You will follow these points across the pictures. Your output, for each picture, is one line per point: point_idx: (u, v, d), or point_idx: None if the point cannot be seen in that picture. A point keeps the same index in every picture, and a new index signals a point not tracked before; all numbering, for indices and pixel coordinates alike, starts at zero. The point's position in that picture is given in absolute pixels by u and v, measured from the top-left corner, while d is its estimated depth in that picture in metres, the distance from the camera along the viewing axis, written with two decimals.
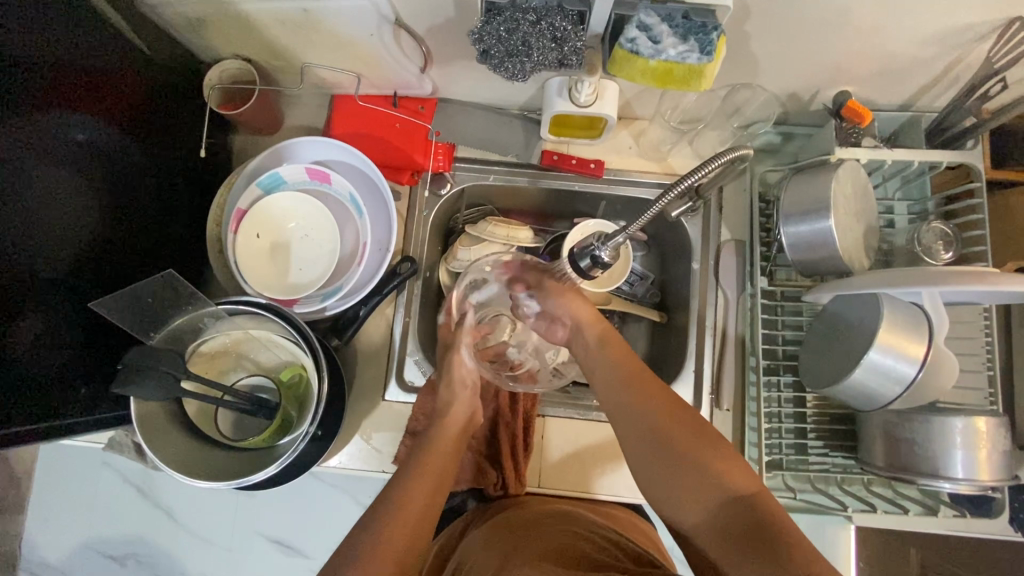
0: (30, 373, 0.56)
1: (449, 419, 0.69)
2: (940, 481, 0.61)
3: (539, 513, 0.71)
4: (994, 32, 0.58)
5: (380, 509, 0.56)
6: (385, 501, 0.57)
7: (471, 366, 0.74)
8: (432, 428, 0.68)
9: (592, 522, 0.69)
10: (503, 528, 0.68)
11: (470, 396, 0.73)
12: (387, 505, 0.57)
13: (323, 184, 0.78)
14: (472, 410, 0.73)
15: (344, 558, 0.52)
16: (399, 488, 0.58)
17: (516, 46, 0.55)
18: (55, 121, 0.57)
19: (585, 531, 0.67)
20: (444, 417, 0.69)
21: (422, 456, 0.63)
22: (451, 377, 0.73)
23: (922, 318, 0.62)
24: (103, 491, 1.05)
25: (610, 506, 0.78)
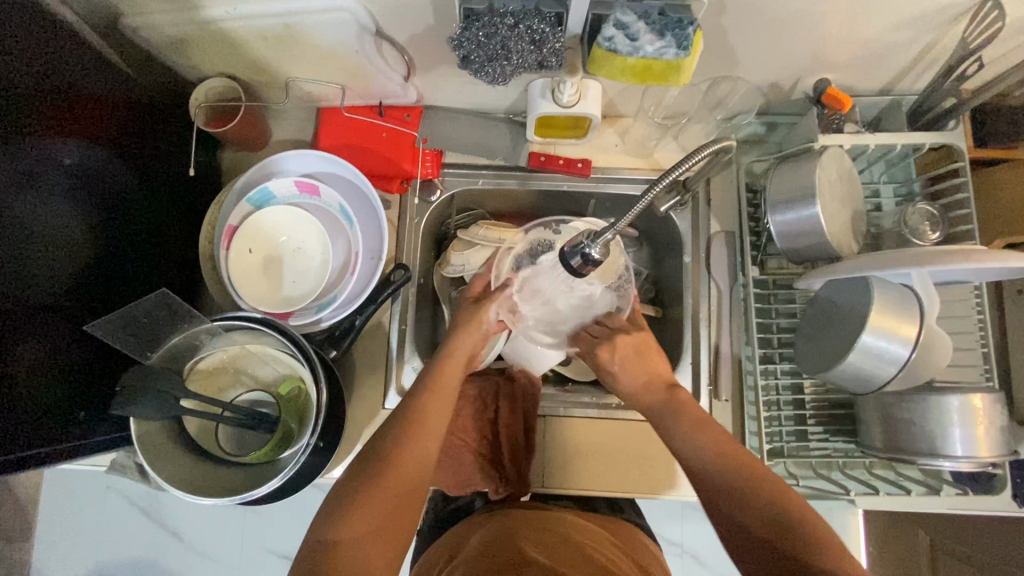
0: (27, 398, 0.55)
1: (452, 357, 0.71)
2: (940, 460, 0.61)
3: (534, 519, 0.70)
4: (967, 13, 0.59)
5: (369, 458, 0.58)
6: (372, 456, 0.58)
7: (494, 321, 0.77)
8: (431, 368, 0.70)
9: (573, 523, 0.72)
10: (500, 531, 0.68)
11: (478, 339, 0.75)
12: (374, 461, 0.58)
13: (312, 197, 0.77)
14: (479, 349, 0.76)
15: None
16: (390, 437, 0.60)
17: (495, 50, 0.56)
18: (45, 149, 0.57)
19: (582, 539, 0.67)
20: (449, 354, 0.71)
21: (413, 405, 0.64)
22: (467, 316, 0.76)
23: (912, 298, 0.63)
24: (109, 516, 1.07)
25: (609, 518, 0.77)
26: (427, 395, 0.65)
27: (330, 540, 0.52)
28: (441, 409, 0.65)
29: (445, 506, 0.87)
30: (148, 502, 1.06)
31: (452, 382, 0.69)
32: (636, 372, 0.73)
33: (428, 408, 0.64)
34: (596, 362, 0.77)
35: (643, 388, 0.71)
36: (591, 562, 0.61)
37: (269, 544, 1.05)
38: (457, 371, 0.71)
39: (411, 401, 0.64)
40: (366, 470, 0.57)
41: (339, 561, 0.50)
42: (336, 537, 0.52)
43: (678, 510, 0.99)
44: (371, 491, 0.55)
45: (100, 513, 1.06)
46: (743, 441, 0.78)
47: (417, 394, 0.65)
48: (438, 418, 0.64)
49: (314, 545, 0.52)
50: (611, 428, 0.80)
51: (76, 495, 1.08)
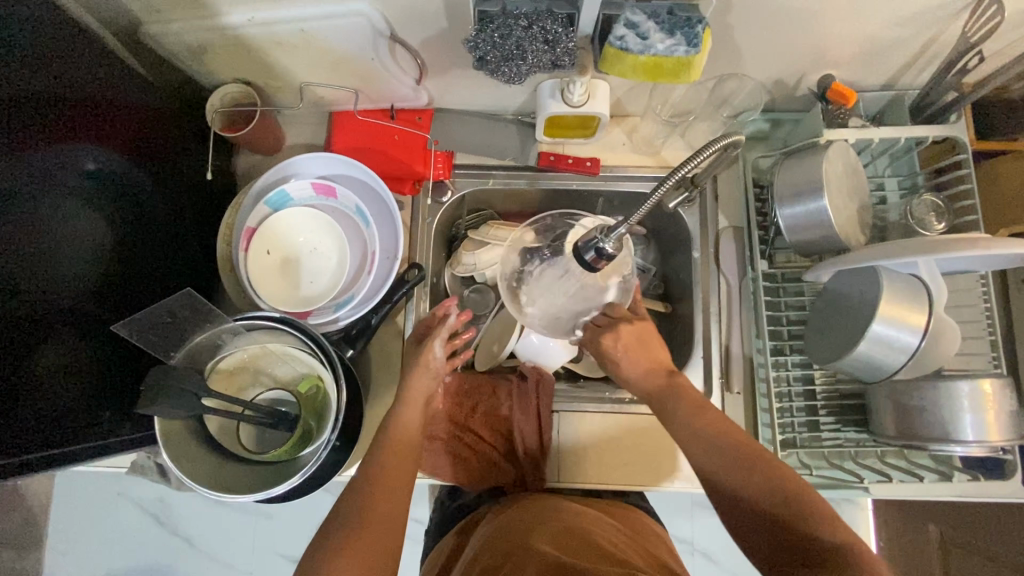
0: (52, 396, 0.56)
1: (403, 420, 0.69)
2: (951, 445, 0.62)
3: (536, 514, 0.70)
4: (966, 9, 0.61)
5: (344, 513, 0.57)
6: (349, 509, 0.58)
7: (442, 355, 0.74)
8: (393, 411, 0.70)
9: (559, 508, 0.72)
10: (502, 529, 0.68)
11: (432, 379, 0.73)
12: (358, 506, 0.58)
13: (328, 198, 0.79)
14: (434, 387, 0.74)
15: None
16: (358, 497, 0.59)
17: (511, 50, 0.57)
18: (69, 155, 0.59)
19: (591, 530, 0.66)
20: (405, 393, 0.71)
21: (371, 472, 0.62)
22: (416, 359, 0.73)
23: (921, 287, 0.64)
24: (122, 523, 1.08)
25: (623, 507, 0.79)
26: (382, 458, 0.64)
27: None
28: (404, 470, 0.64)
29: (453, 504, 0.87)
30: (159, 509, 1.07)
31: (409, 436, 0.68)
32: (636, 356, 0.72)
33: (386, 472, 0.62)
34: (600, 349, 0.75)
35: (647, 372, 0.71)
36: (603, 551, 0.61)
37: (282, 547, 1.06)
38: (415, 416, 0.70)
39: (371, 466, 0.63)
40: (339, 522, 0.56)
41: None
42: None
43: (689, 507, 1.00)
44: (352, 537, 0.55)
45: (113, 520, 1.08)
46: (756, 434, 0.79)
47: (373, 461, 0.63)
48: (398, 481, 0.62)
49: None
50: (614, 426, 0.81)
51: (89, 502, 1.09)
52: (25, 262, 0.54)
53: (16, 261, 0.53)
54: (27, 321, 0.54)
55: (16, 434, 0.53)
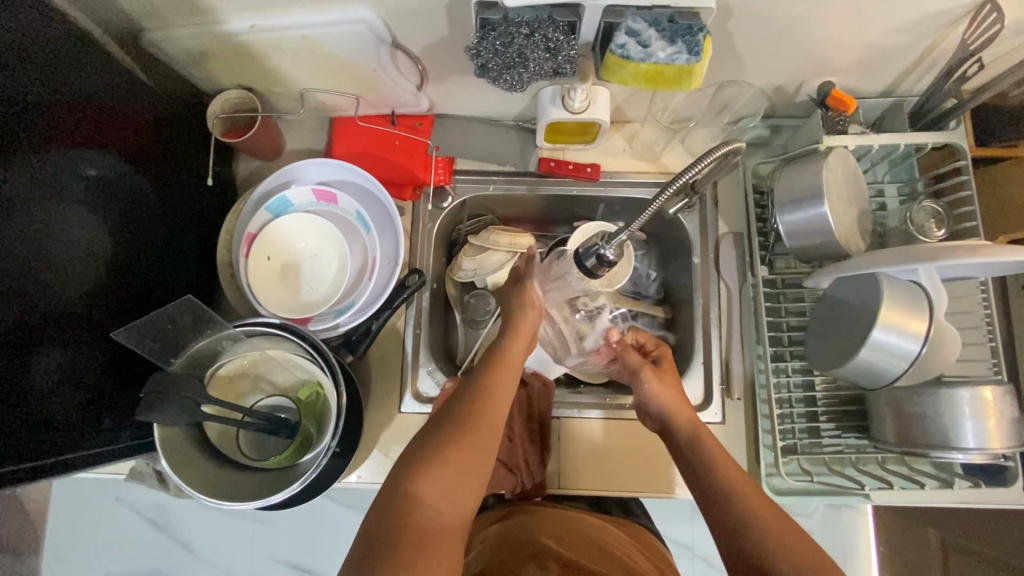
0: (50, 405, 0.56)
1: (512, 347, 0.68)
2: (952, 452, 0.62)
3: (553, 526, 0.71)
4: (966, 16, 0.61)
5: (445, 422, 0.58)
6: (447, 422, 0.58)
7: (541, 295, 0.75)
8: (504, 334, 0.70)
9: (571, 518, 0.73)
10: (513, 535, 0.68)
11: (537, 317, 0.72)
12: (451, 423, 0.58)
13: (328, 204, 0.79)
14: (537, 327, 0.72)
15: (445, 487, 0.54)
16: (467, 399, 0.61)
17: (512, 58, 0.57)
18: (71, 160, 0.59)
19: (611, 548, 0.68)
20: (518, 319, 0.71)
21: (475, 390, 0.62)
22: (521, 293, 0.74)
23: (921, 292, 0.64)
24: (119, 528, 1.07)
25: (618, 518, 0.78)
26: (486, 379, 0.63)
27: (407, 495, 0.53)
28: (507, 391, 0.63)
29: None
30: (156, 514, 1.07)
31: (514, 364, 0.67)
32: (677, 411, 0.69)
33: (497, 385, 0.62)
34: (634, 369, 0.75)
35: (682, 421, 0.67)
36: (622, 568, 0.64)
37: (280, 552, 1.06)
38: (520, 349, 0.69)
39: (482, 382, 0.63)
40: (447, 419, 0.59)
41: (414, 515, 0.52)
42: (412, 492, 0.53)
43: (689, 512, 1.00)
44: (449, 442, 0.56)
45: (109, 526, 1.07)
46: (756, 441, 0.79)
47: (485, 381, 0.63)
48: (500, 404, 0.62)
49: (387, 501, 0.53)
50: (617, 433, 0.81)
51: (87, 506, 1.08)
52: (24, 281, 0.54)
53: (9, 281, 0.52)
54: (28, 329, 0.54)
55: (13, 444, 0.52)
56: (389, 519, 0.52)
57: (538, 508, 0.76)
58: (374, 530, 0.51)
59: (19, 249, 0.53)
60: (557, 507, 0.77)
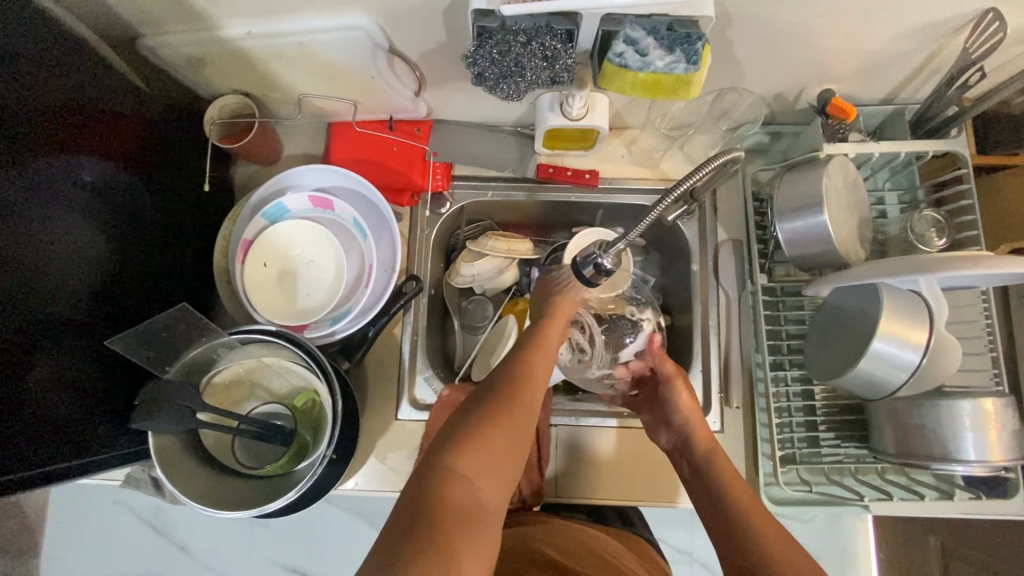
0: (45, 414, 0.56)
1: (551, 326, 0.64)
2: (952, 464, 0.61)
3: (549, 534, 0.71)
4: (968, 24, 0.60)
5: (483, 399, 0.55)
6: (486, 399, 0.55)
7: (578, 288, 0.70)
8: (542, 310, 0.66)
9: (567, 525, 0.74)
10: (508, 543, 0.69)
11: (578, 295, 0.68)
12: (490, 400, 0.55)
13: (325, 211, 0.79)
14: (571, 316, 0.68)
15: (481, 465, 0.51)
16: (506, 375, 0.57)
17: (509, 68, 0.57)
18: (65, 167, 0.59)
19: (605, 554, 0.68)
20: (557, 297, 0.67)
21: (515, 368, 0.59)
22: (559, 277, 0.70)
23: (921, 302, 0.64)
24: (117, 532, 1.07)
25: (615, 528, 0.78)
26: (526, 356, 0.60)
27: (445, 469, 0.50)
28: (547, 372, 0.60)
29: None
30: (155, 517, 1.07)
31: (554, 344, 0.63)
32: (698, 424, 0.72)
33: (535, 364, 0.59)
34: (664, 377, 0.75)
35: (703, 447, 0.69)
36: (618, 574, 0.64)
37: (278, 557, 1.05)
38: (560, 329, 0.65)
39: (523, 359, 0.60)
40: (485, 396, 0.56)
41: (453, 491, 0.49)
42: (451, 467, 0.50)
43: (688, 520, 1.00)
44: (485, 420, 0.53)
45: (106, 529, 1.07)
46: (754, 450, 0.78)
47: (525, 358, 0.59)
48: (541, 382, 0.59)
49: (424, 473, 0.51)
50: (614, 442, 0.80)
51: (85, 510, 1.08)
52: (23, 289, 0.54)
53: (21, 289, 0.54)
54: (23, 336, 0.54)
55: (6, 453, 0.52)
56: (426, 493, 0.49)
57: (537, 518, 0.76)
58: (407, 507, 0.49)
59: (16, 253, 0.53)
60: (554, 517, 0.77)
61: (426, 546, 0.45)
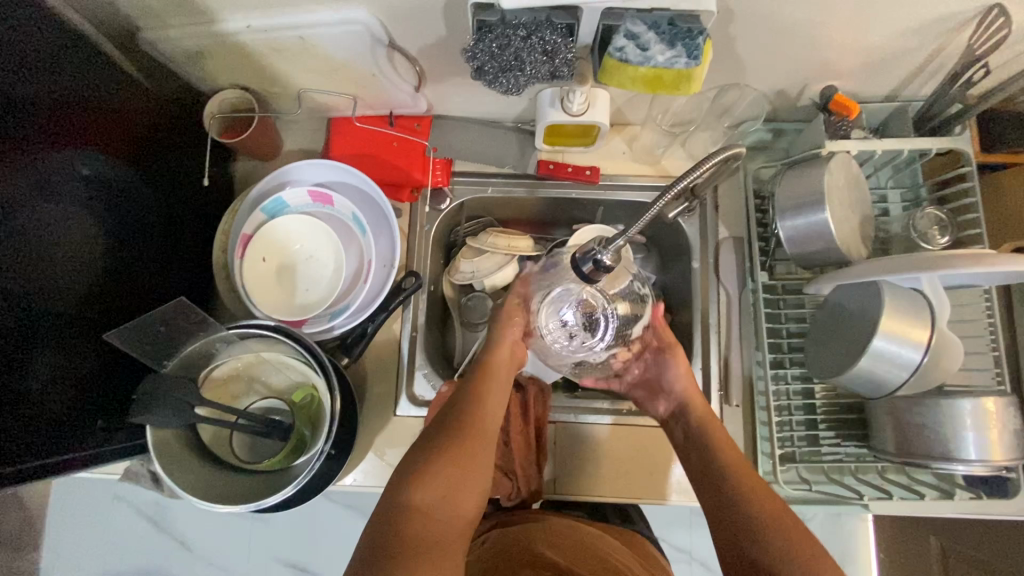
0: (43, 407, 0.56)
1: (497, 357, 0.72)
2: (953, 463, 0.61)
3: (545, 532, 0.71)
4: (972, 20, 0.60)
5: (436, 437, 0.63)
6: (439, 436, 0.63)
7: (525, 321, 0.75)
8: (491, 342, 0.74)
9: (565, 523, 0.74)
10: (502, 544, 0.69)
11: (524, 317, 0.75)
12: (442, 437, 0.63)
13: (325, 206, 0.79)
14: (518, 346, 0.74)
15: (440, 496, 0.58)
16: (459, 411, 0.65)
17: (509, 61, 0.56)
18: (65, 160, 0.58)
19: (599, 549, 0.69)
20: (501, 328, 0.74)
21: (464, 405, 0.66)
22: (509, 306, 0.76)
23: (922, 300, 0.63)
24: (117, 526, 1.07)
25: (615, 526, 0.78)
26: (478, 390, 0.68)
27: (405, 506, 0.57)
28: (498, 401, 0.68)
29: None
30: (155, 512, 1.07)
31: (502, 372, 0.72)
32: (694, 392, 0.74)
33: (485, 396, 0.68)
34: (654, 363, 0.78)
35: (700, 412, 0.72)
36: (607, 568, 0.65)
37: (278, 553, 1.06)
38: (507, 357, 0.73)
39: (472, 394, 0.67)
40: (440, 432, 0.63)
41: (413, 526, 0.55)
42: (408, 503, 0.57)
43: (688, 518, 1.00)
44: (440, 457, 0.60)
45: (107, 523, 1.07)
46: (754, 449, 0.78)
47: (475, 392, 0.68)
48: (491, 412, 0.67)
49: (385, 513, 0.57)
50: (611, 439, 0.80)
51: (85, 504, 1.08)
52: (23, 282, 0.54)
53: (22, 285, 0.54)
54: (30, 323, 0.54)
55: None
56: (388, 530, 0.55)
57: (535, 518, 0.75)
58: (372, 539, 0.55)
59: (16, 249, 0.53)
60: (551, 515, 0.77)
61: (397, 575, 0.52)
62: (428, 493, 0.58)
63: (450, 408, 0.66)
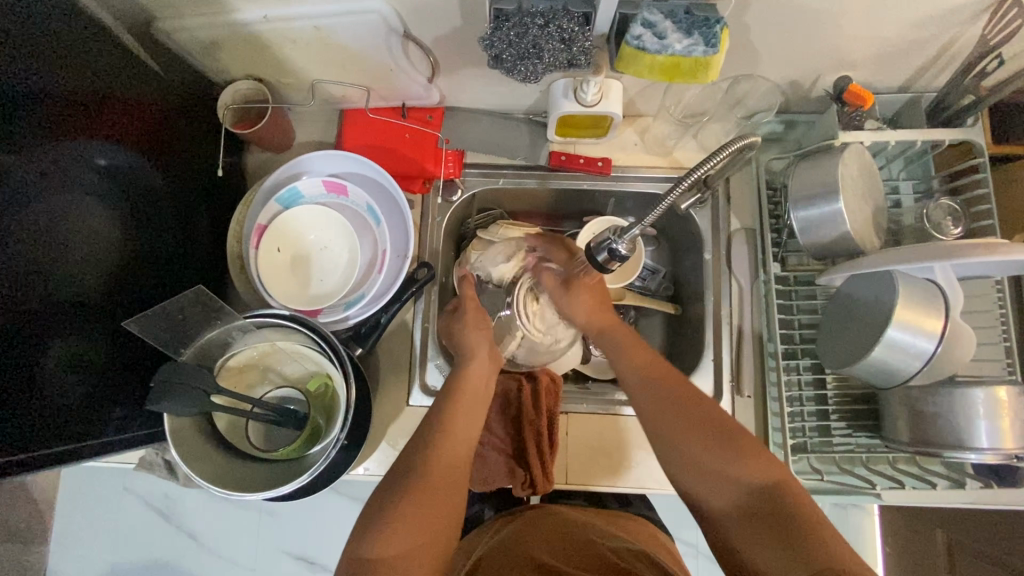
0: (63, 393, 0.56)
1: (467, 383, 0.70)
2: (966, 452, 0.61)
3: (554, 527, 0.70)
4: (987, 11, 0.60)
5: (403, 474, 0.60)
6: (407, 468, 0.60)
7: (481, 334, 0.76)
8: (457, 369, 0.73)
9: (571, 518, 0.74)
10: (512, 539, 0.68)
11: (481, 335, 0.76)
12: (413, 471, 0.60)
13: (339, 196, 0.79)
14: (485, 368, 0.74)
15: (417, 532, 0.55)
16: (426, 446, 0.62)
17: (527, 49, 0.57)
18: (82, 149, 0.59)
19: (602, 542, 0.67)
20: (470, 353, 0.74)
21: (434, 440, 0.63)
22: (467, 330, 0.77)
23: (936, 291, 0.64)
24: (127, 518, 1.08)
25: (628, 517, 0.78)
26: (450, 420, 0.66)
27: (371, 557, 0.53)
28: (466, 425, 0.66)
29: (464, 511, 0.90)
30: (165, 504, 1.08)
31: (472, 396, 0.69)
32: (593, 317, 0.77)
33: (455, 426, 0.65)
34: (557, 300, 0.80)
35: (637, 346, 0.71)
36: (600, 558, 0.63)
37: (287, 545, 1.06)
38: (477, 379, 0.72)
39: (440, 420, 0.65)
40: (409, 471, 0.60)
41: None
42: (375, 556, 0.53)
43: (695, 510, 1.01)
44: (410, 493, 0.57)
45: (117, 515, 1.08)
46: (766, 440, 0.79)
47: (445, 419, 0.65)
48: (461, 444, 0.64)
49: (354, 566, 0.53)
50: (622, 429, 0.81)
51: (96, 497, 1.09)
52: (42, 270, 0.55)
53: (41, 271, 0.54)
54: (29, 283, 0.53)
55: (9, 431, 0.51)
56: None
57: (545, 513, 0.75)
58: None
59: (29, 238, 0.53)
60: (562, 507, 0.77)
61: None
62: (398, 540, 0.54)
63: (419, 440, 0.63)
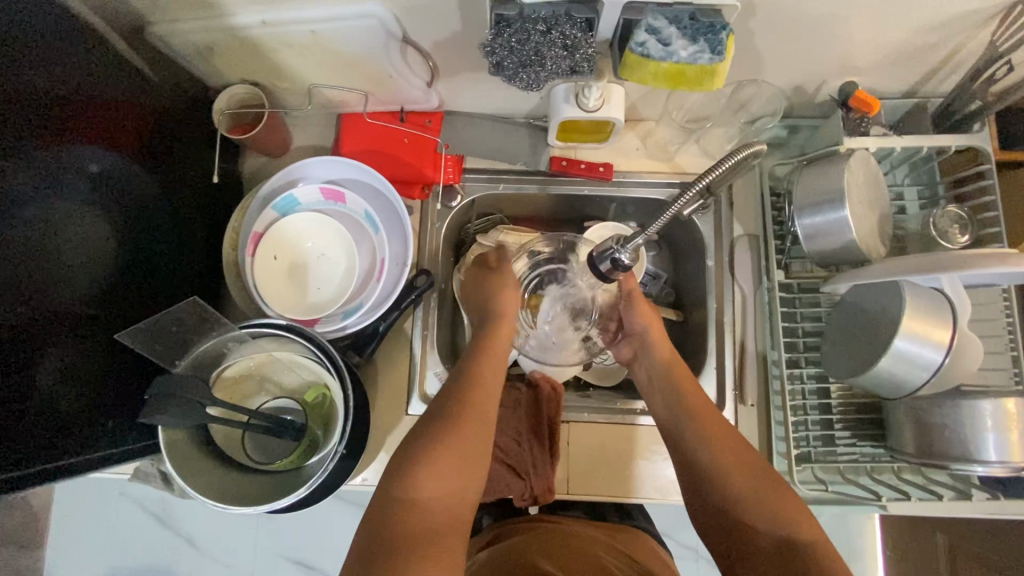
0: (56, 406, 0.55)
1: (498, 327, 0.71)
2: (973, 465, 0.60)
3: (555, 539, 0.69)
4: (996, 16, 0.59)
5: (434, 418, 0.61)
6: (438, 418, 0.61)
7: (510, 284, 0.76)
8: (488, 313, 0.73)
9: (570, 530, 0.73)
10: (511, 551, 0.67)
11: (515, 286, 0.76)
12: (447, 413, 0.61)
13: (336, 203, 0.78)
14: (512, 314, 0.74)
15: (440, 492, 0.56)
16: (457, 389, 0.64)
17: (529, 56, 0.56)
18: (74, 157, 0.57)
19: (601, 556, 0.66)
20: (501, 292, 0.74)
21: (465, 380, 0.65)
22: (497, 277, 0.76)
23: (944, 302, 0.62)
24: (123, 524, 1.07)
25: (624, 528, 0.78)
26: (480, 362, 0.67)
27: (403, 499, 0.55)
28: (495, 367, 0.67)
29: None
30: (161, 509, 1.06)
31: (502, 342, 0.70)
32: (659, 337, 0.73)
33: (485, 370, 0.66)
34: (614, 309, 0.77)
35: (672, 375, 0.70)
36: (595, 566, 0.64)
37: (285, 550, 1.05)
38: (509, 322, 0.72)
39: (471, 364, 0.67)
40: (440, 415, 0.61)
41: (414, 517, 0.54)
42: (406, 496, 0.55)
43: None
44: (440, 441, 0.59)
45: (112, 521, 1.07)
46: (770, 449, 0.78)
47: (476, 361, 0.67)
48: (491, 386, 0.65)
49: (383, 504, 0.55)
50: (627, 438, 0.79)
51: (91, 502, 1.08)
52: (33, 282, 0.53)
53: (33, 281, 0.53)
54: (20, 294, 0.52)
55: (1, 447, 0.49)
56: (389, 520, 0.54)
57: (547, 526, 0.73)
58: (368, 541, 0.52)
59: (20, 250, 0.52)
60: (566, 520, 0.76)
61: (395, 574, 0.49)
62: (426, 484, 0.56)
63: (450, 384, 0.65)
